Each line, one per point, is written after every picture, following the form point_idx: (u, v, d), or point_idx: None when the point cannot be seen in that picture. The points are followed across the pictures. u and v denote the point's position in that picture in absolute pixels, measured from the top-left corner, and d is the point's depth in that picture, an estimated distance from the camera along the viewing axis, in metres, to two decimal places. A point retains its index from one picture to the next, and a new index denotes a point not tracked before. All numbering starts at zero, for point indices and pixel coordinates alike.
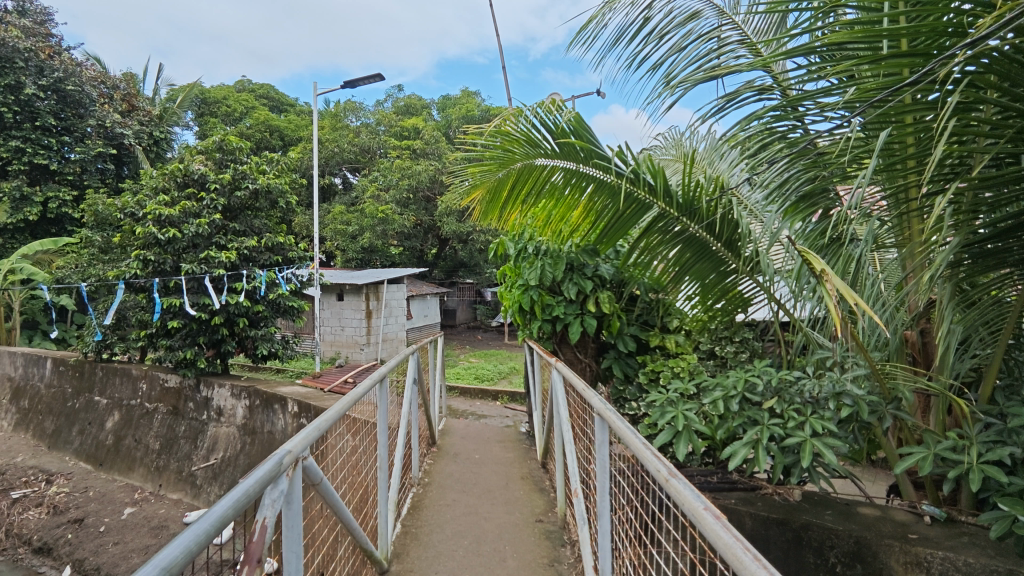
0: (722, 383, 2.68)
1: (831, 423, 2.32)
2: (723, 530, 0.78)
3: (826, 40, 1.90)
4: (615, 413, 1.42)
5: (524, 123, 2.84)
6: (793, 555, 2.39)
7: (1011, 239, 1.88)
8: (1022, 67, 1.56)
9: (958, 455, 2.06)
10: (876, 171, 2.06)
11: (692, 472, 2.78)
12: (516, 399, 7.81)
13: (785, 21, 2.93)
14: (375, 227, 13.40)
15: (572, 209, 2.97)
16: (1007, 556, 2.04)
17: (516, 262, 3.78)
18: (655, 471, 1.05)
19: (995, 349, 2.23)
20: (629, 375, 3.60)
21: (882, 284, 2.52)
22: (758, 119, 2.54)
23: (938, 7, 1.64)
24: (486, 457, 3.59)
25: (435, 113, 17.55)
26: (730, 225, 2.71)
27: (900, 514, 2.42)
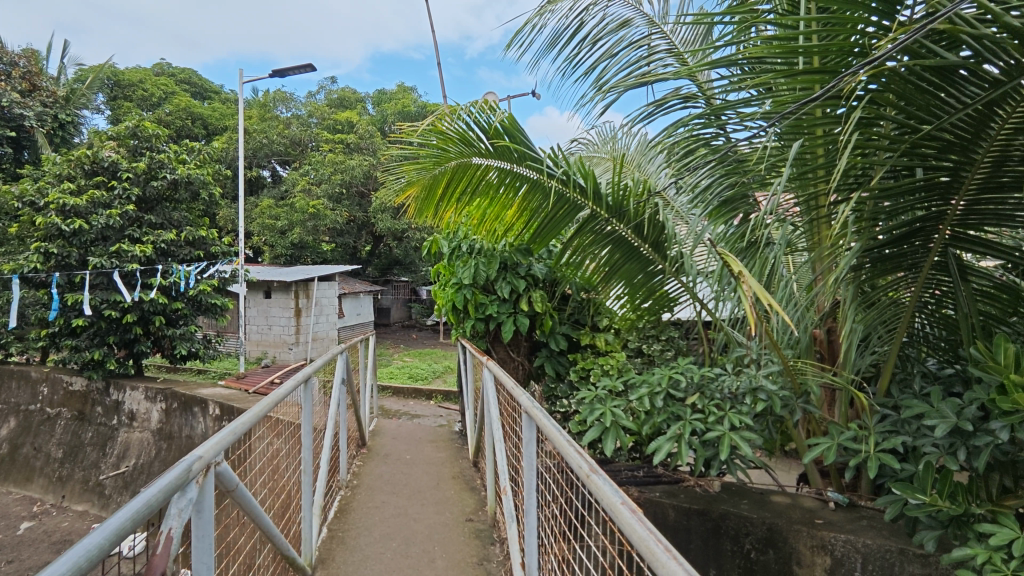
0: (648, 381, 2.76)
1: (748, 417, 2.45)
2: (639, 523, 0.80)
3: (747, 53, 2.00)
4: (542, 410, 1.43)
5: (459, 121, 2.83)
6: (711, 543, 2.50)
7: (907, 244, 2.06)
8: (916, 88, 1.68)
9: (858, 444, 2.22)
10: (790, 179, 2.19)
11: (619, 467, 2.86)
12: (449, 399, 7.76)
13: (710, 34, 3.07)
14: (306, 222, 12.97)
15: (506, 208, 2.99)
16: (898, 536, 2.23)
17: (450, 260, 3.76)
18: (577, 467, 1.07)
19: (891, 347, 2.42)
20: (560, 373, 3.66)
21: (795, 285, 2.68)
22: (684, 126, 2.66)
23: (846, 27, 1.75)
24: (418, 458, 3.55)
25: (370, 107, 17.18)
26: (657, 227, 2.80)
27: (808, 501, 2.59)
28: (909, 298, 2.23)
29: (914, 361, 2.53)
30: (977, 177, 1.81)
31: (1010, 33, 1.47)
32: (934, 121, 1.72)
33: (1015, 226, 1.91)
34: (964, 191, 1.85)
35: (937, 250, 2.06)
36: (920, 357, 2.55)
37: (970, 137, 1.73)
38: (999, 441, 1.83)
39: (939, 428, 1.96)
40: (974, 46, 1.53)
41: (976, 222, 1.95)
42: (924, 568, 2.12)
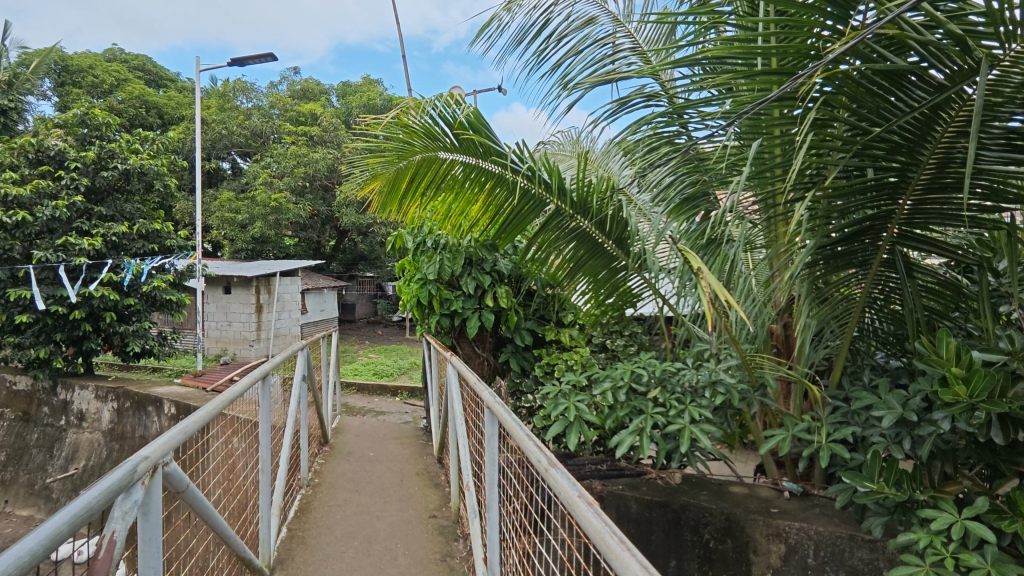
0: (612, 375, 2.79)
1: (707, 410, 2.51)
2: (595, 516, 0.81)
3: (709, 53, 2.04)
4: (504, 406, 1.43)
5: (424, 115, 2.80)
6: (672, 534, 2.55)
7: (857, 242, 2.14)
8: (867, 92, 1.74)
9: (811, 435, 2.30)
10: (749, 178, 2.24)
11: (583, 461, 2.89)
12: (415, 396, 7.70)
13: (673, 34, 3.12)
14: (267, 215, 12.66)
15: (471, 204, 2.97)
16: (848, 523, 2.32)
17: (415, 256, 3.71)
18: (536, 461, 1.07)
19: (843, 341, 2.50)
20: (525, 368, 3.68)
21: (753, 281, 2.74)
22: (647, 125, 2.69)
23: (803, 30, 1.80)
24: (381, 455, 3.51)
25: (335, 99, 16.85)
26: (620, 224, 2.83)
27: (764, 490, 2.67)
28: (860, 294, 2.31)
29: (864, 354, 2.63)
30: (923, 178, 1.89)
31: (955, 40, 1.53)
32: (883, 124, 1.79)
33: (957, 225, 2.00)
34: (911, 190, 1.93)
35: (886, 248, 2.14)
36: (869, 351, 2.65)
37: (916, 139, 1.80)
38: (941, 430, 1.92)
39: (886, 419, 2.05)
40: (921, 52, 1.60)
41: (922, 221, 2.03)
42: (872, 553, 2.21)
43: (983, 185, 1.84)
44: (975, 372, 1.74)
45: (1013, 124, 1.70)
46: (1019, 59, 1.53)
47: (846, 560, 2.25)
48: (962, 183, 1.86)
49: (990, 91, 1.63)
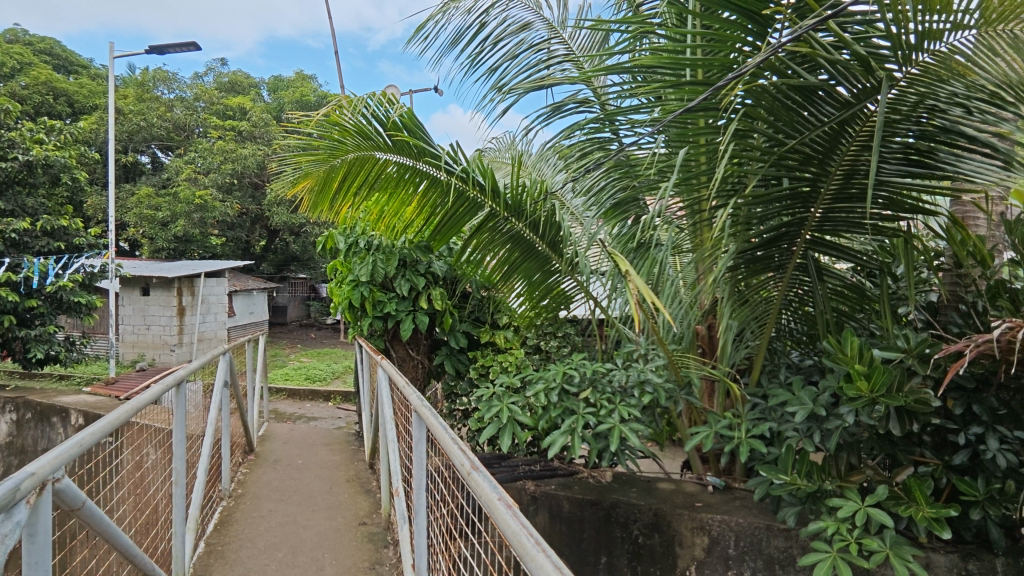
0: (545, 376, 2.82)
1: (636, 409, 2.59)
2: (513, 518, 0.81)
3: (639, 62, 2.11)
4: (431, 410, 1.41)
5: (356, 114, 2.75)
6: (603, 532, 2.61)
7: (774, 248, 2.25)
8: (783, 106, 1.85)
9: (732, 431, 2.41)
10: (676, 184, 2.32)
11: (517, 462, 2.91)
12: (349, 400, 7.50)
13: (605, 42, 3.19)
14: (191, 213, 12.02)
15: (405, 205, 2.93)
16: (766, 514, 2.45)
17: (347, 257, 3.61)
18: (460, 464, 1.06)
19: (762, 341, 2.62)
20: (460, 371, 3.66)
21: (680, 284, 2.83)
22: (580, 131, 2.75)
23: (726, 45, 1.89)
24: (310, 462, 3.39)
25: (265, 93, 16.21)
26: (553, 227, 2.87)
27: (690, 485, 2.77)
28: (777, 295, 2.44)
29: (781, 354, 2.76)
30: (832, 189, 2.02)
31: (859, 60, 1.67)
32: (796, 136, 1.90)
33: (862, 232, 2.14)
34: (821, 200, 2.06)
35: (800, 253, 2.27)
36: (785, 351, 2.78)
37: (825, 151, 1.92)
38: (846, 423, 2.06)
39: (798, 414, 2.17)
40: (830, 69, 1.73)
41: (831, 228, 2.17)
42: (787, 541, 2.34)
43: (884, 197, 1.97)
44: (875, 368, 1.89)
45: (910, 139, 1.83)
46: (915, 79, 1.70)
47: (763, 549, 2.36)
48: (865, 193, 1.99)
49: (890, 108, 1.78)
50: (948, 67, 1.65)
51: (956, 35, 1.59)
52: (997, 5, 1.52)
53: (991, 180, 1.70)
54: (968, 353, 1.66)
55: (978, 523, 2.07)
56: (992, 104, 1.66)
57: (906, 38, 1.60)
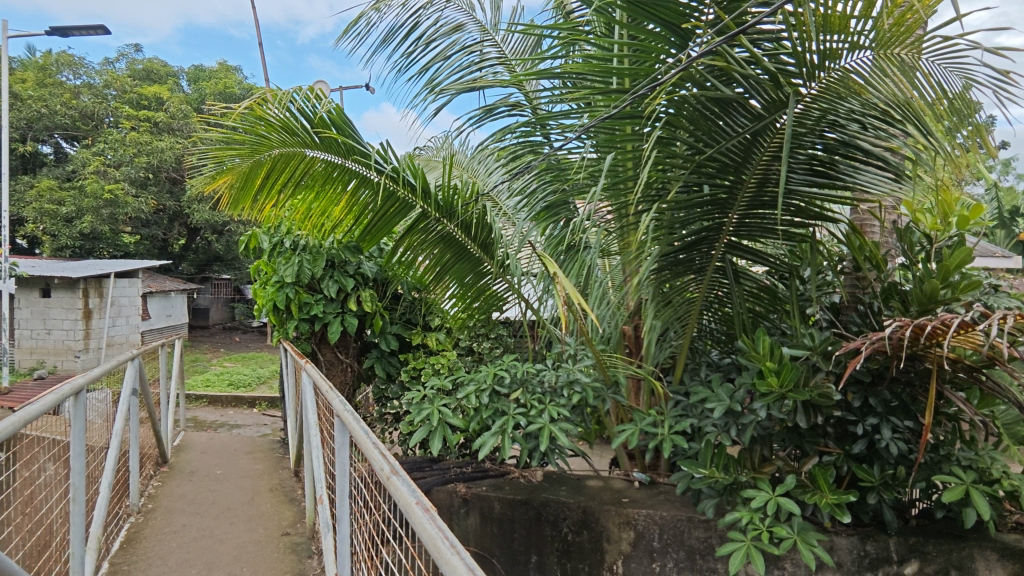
0: (475, 378, 2.82)
1: (565, 408, 2.64)
2: (431, 522, 0.80)
3: (569, 68, 2.15)
4: (353, 414, 1.38)
5: (281, 107, 2.64)
6: (533, 531, 2.63)
7: (695, 251, 2.34)
8: (702, 115, 1.96)
9: (656, 428, 2.49)
10: (604, 189, 2.38)
11: (448, 465, 2.89)
12: (275, 405, 7.19)
13: (537, 47, 3.23)
14: (100, 209, 11.20)
15: (334, 204, 2.84)
16: (688, 506, 2.55)
17: (270, 257, 3.46)
18: (379, 469, 1.04)
19: (684, 340, 2.72)
20: (391, 374, 3.58)
21: (608, 285, 2.90)
22: (512, 133, 2.78)
23: (651, 56, 1.97)
24: (230, 472, 3.23)
25: (185, 83, 15.32)
26: (484, 229, 2.88)
27: (617, 482, 2.84)
28: (698, 297, 2.54)
29: (701, 352, 2.86)
30: (746, 197, 2.14)
31: (770, 75, 1.80)
32: (713, 145, 2.00)
33: (774, 238, 2.27)
34: (736, 207, 2.17)
35: (718, 256, 2.37)
36: (706, 349, 2.88)
37: (740, 161, 2.04)
38: (759, 418, 2.18)
39: (716, 410, 2.27)
40: (744, 83, 1.84)
41: (747, 233, 2.28)
42: (706, 531, 2.44)
43: (793, 205, 2.10)
44: (784, 365, 2.02)
45: (815, 151, 1.96)
46: (817, 96, 1.83)
47: (685, 540, 2.46)
48: (776, 202, 2.12)
49: (796, 122, 1.91)
50: (846, 85, 1.78)
51: (853, 56, 1.73)
52: (886, 30, 1.64)
53: (885, 190, 1.90)
54: (862, 350, 1.83)
55: (874, 506, 2.25)
56: (883, 121, 1.81)
57: (810, 57, 1.73)
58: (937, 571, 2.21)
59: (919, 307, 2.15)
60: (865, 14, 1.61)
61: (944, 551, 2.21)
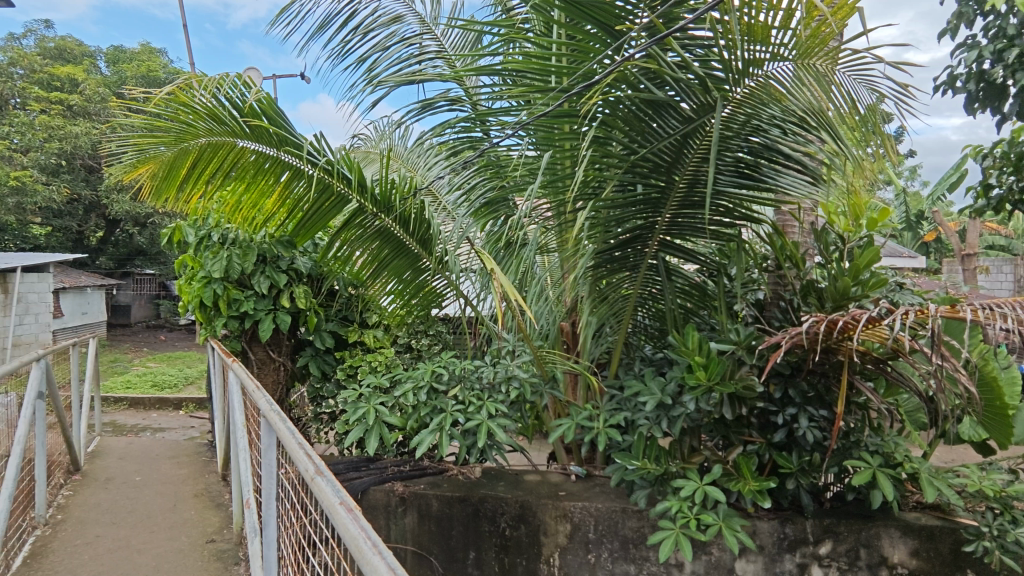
0: (413, 375, 2.80)
1: (503, 404, 2.65)
2: (353, 522, 0.79)
3: (509, 65, 2.16)
4: (279, 415, 1.34)
5: (208, 95, 2.51)
6: (471, 527, 2.63)
7: (630, 248, 2.39)
8: (636, 116, 2.01)
9: (591, 422, 2.54)
10: (542, 186, 2.41)
11: (386, 464, 2.85)
12: (204, 407, 6.85)
13: (478, 42, 3.21)
14: (5, 198, 10.34)
15: (266, 196, 2.73)
16: (622, 497, 2.61)
17: (197, 252, 3.29)
18: (304, 470, 1.02)
19: (619, 335, 2.76)
20: (326, 372, 3.48)
21: (547, 283, 2.93)
22: (452, 128, 2.77)
23: (588, 57, 2.02)
24: (151, 478, 3.06)
25: (103, 64, 14.32)
26: (422, 224, 2.84)
27: (555, 476, 2.88)
28: (632, 294, 2.60)
29: (636, 347, 2.91)
30: (678, 197, 2.21)
31: (699, 80, 1.89)
32: (647, 146, 2.06)
33: (703, 237, 2.35)
34: (668, 206, 2.24)
35: (652, 254, 2.44)
36: (640, 344, 2.93)
37: (671, 161, 2.11)
38: (688, 411, 2.27)
39: (648, 403, 2.35)
40: (675, 87, 1.91)
41: (678, 232, 2.35)
42: (640, 521, 2.50)
43: (721, 206, 2.19)
44: (712, 360, 2.14)
45: (741, 154, 2.04)
46: (742, 101, 1.92)
47: (619, 531, 2.52)
48: (705, 202, 2.20)
49: (723, 126, 1.98)
50: (768, 92, 1.88)
51: (774, 64, 1.82)
52: (804, 41, 1.74)
53: (803, 193, 2.03)
54: (783, 344, 1.94)
55: (793, 491, 2.38)
56: (801, 127, 1.91)
57: (735, 63, 1.82)
58: (848, 549, 2.36)
59: (833, 303, 2.31)
60: (785, 26, 1.70)
61: (854, 530, 2.35)
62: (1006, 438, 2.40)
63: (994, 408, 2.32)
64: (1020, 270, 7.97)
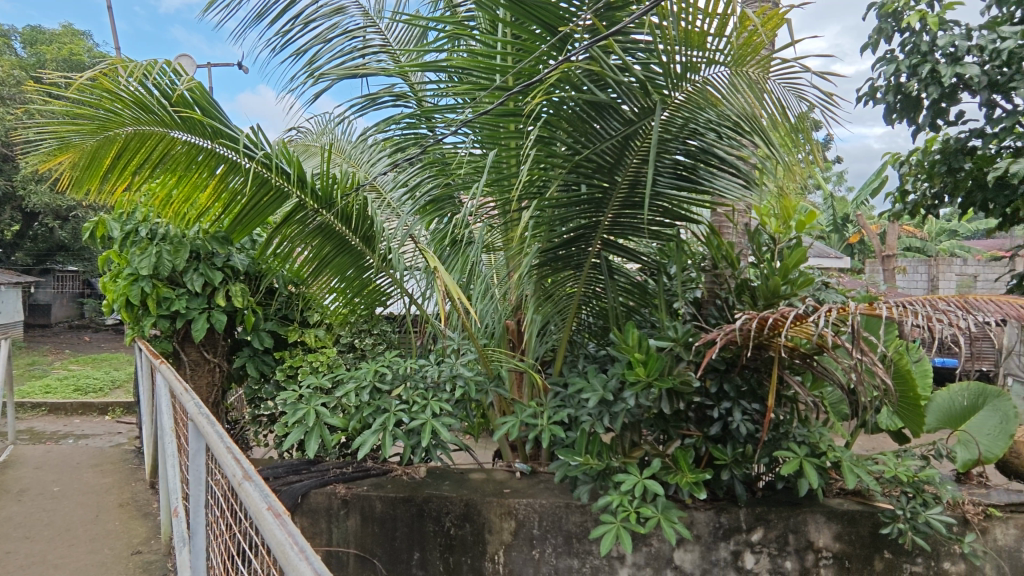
0: (355, 375, 2.75)
1: (447, 403, 2.64)
2: (280, 527, 0.77)
3: (454, 62, 2.15)
4: (207, 418, 1.29)
5: (135, 82, 2.38)
6: (415, 527, 2.61)
7: (574, 247, 2.42)
8: (579, 117, 2.05)
9: (535, 419, 2.57)
10: (488, 184, 2.41)
11: (327, 466, 2.79)
12: (132, 412, 6.48)
13: (423, 38, 3.18)
14: None
15: (198, 190, 2.62)
16: (565, 493, 2.65)
17: (122, 247, 3.11)
18: (231, 476, 0.99)
19: (563, 333, 2.79)
20: (265, 373, 3.36)
21: (493, 281, 2.92)
22: (396, 124, 2.73)
23: (533, 57, 2.03)
24: (71, 489, 2.88)
25: (18, 44, 13.32)
26: (365, 221, 2.79)
27: (500, 473, 2.89)
28: (576, 293, 2.63)
29: (579, 345, 2.95)
30: (620, 199, 2.25)
31: (639, 83, 1.93)
32: (590, 146, 2.10)
33: (643, 236, 2.40)
34: (611, 206, 2.28)
35: (595, 253, 2.47)
36: (584, 342, 2.97)
37: (613, 162, 2.15)
38: (629, 406, 2.32)
39: (591, 400, 2.39)
40: (617, 89, 1.95)
41: (620, 232, 2.39)
42: (583, 516, 2.54)
43: (660, 207, 2.25)
44: (651, 357, 2.19)
45: (678, 158, 2.11)
46: (680, 106, 1.98)
47: (563, 526, 2.54)
48: (645, 203, 2.25)
49: (663, 129, 2.04)
50: (704, 97, 1.95)
51: (710, 70, 1.89)
52: (738, 48, 1.81)
53: (737, 195, 2.11)
54: (718, 341, 2.01)
55: (727, 482, 2.48)
56: (735, 132, 1.99)
57: (674, 67, 1.88)
58: (778, 535, 2.47)
59: (765, 301, 2.41)
60: (720, 33, 1.76)
61: (783, 517, 2.47)
62: (918, 426, 2.58)
63: (907, 398, 2.48)
64: (934, 270, 8.59)
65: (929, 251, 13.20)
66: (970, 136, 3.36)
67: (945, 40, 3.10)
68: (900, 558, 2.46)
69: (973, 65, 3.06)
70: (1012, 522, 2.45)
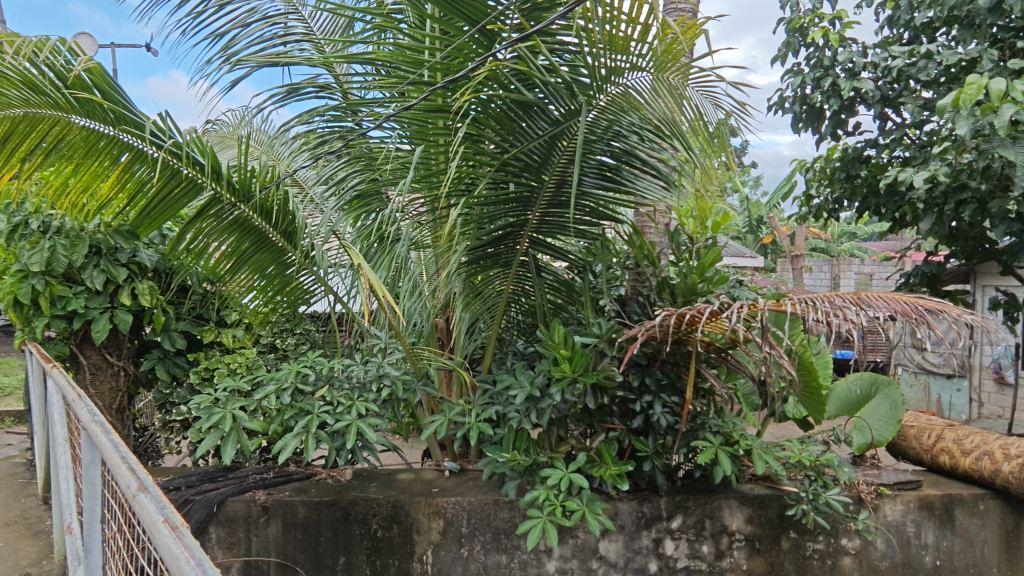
0: (275, 377, 2.63)
1: (373, 403, 2.58)
2: (175, 541, 0.73)
3: (380, 55, 2.10)
4: (102, 427, 1.21)
5: (22, 60, 2.19)
6: (340, 532, 2.53)
7: (501, 245, 2.43)
8: (506, 116, 2.06)
9: (464, 417, 2.56)
10: (415, 180, 2.37)
11: (246, 472, 2.67)
12: (25, 421, 5.92)
13: (349, 28, 3.08)
14: None
15: (99, 180, 2.40)
16: (494, 490, 2.66)
17: (10, 241, 2.85)
18: (126, 487, 0.93)
19: (492, 330, 2.79)
20: (177, 376, 3.15)
21: (421, 278, 2.88)
22: (320, 116, 2.63)
23: (461, 53, 2.02)
24: None
25: None
26: (286, 217, 2.67)
27: (428, 472, 2.86)
28: (505, 290, 2.64)
29: (508, 342, 2.96)
30: (547, 198, 2.28)
31: (566, 84, 1.97)
32: (517, 145, 2.12)
33: (570, 235, 2.44)
34: (538, 205, 2.30)
35: (523, 251, 2.49)
36: (513, 339, 2.98)
37: (540, 161, 2.17)
38: (555, 402, 2.36)
39: (518, 397, 2.41)
40: (544, 89, 1.98)
41: (547, 231, 2.42)
42: (511, 512, 2.56)
43: (586, 206, 2.29)
44: (576, 353, 2.25)
45: (604, 159, 2.16)
46: (605, 108, 2.03)
47: (491, 522, 2.55)
48: (571, 202, 2.28)
49: (588, 129, 2.09)
50: (627, 100, 2.01)
51: (633, 74, 1.95)
52: (659, 55, 1.88)
53: (657, 196, 2.18)
54: (640, 336, 2.08)
55: (649, 473, 2.58)
56: (656, 135, 2.06)
57: (599, 71, 1.93)
58: (696, 521, 2.60)
59: (684, 298, 2.52)
60: (643, 39, 1.82)
61: (700, 504, 2.60)
62: (820, 413, 2.77)
63: (811, 388, 2.66)
64: (836, 269, 9.31)
65: (831, 252, 14.28)
66: (865, 146, 3.66)
67: (844, 56, 3.35)
68: (804, 537, 2.64)
69: (867, 80, 3.33)
70: (900, 499, 2.69)
